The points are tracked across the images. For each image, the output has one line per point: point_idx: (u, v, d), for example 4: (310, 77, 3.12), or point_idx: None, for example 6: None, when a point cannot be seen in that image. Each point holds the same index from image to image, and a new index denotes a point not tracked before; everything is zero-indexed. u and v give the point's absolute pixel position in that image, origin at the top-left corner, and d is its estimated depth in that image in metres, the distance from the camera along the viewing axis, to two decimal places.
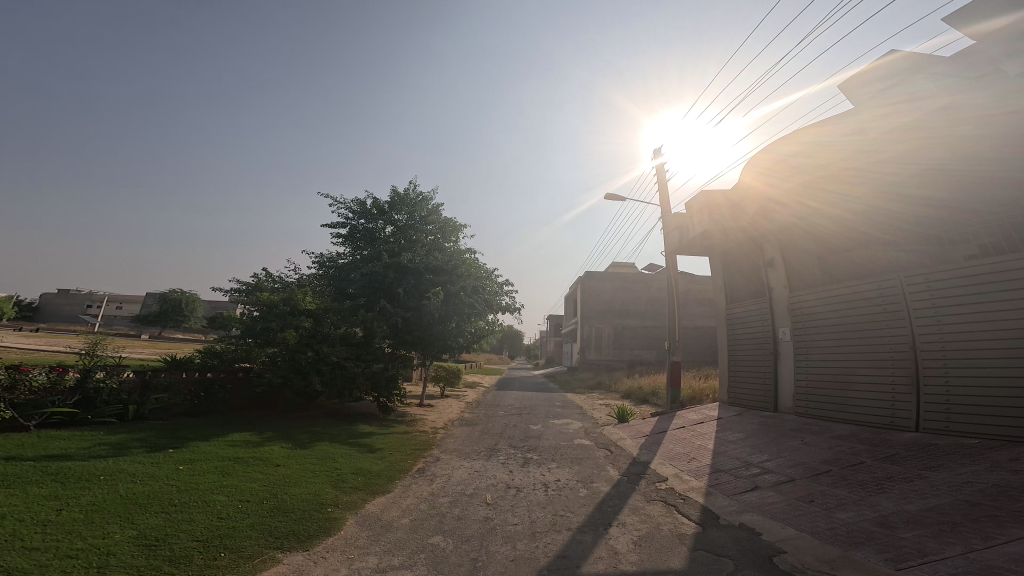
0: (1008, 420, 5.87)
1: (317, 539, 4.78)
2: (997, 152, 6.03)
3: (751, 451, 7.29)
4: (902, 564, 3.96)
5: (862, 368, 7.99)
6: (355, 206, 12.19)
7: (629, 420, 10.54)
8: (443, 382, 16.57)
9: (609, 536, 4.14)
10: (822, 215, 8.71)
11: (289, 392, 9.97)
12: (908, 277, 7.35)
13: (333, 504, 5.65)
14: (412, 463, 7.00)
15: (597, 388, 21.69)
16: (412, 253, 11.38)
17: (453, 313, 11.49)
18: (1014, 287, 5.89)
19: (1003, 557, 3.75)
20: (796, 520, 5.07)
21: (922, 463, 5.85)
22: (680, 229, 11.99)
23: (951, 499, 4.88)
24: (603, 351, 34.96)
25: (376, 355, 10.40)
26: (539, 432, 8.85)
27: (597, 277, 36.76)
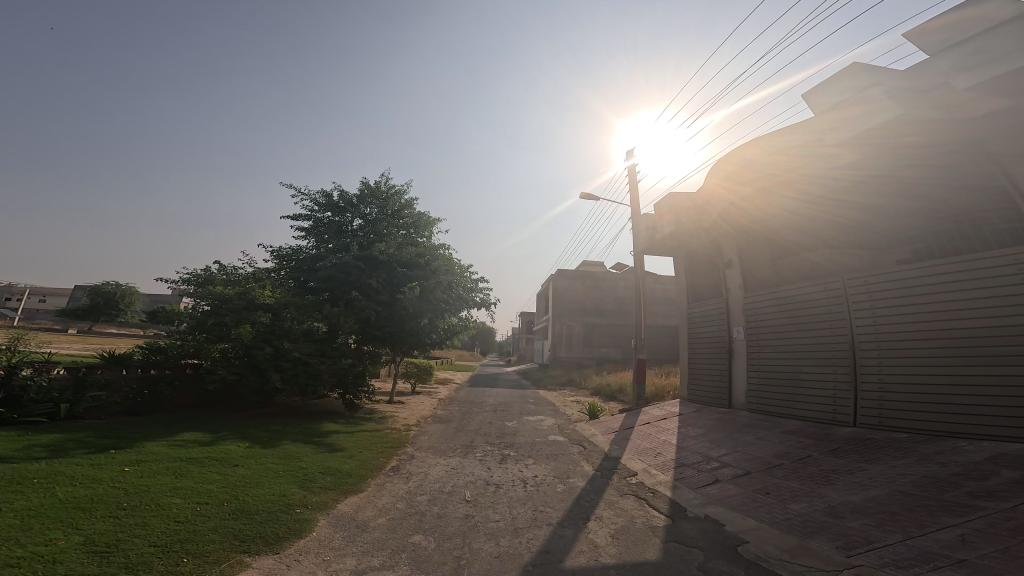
0: (938, 416, 6.29)
1: (287, 541, 4.74)
2: (932, 166, 6.52)
3: (711, 444, 7.60)
4: (851, 551, 4.24)
5: (805, 367, 8.44)
6: (320, 197, 12.00)
7: (600, 417, 10.77)
8: (415, 379, 16.45)
9: (588, 530, 4.27)
10: (773, 219, 9.20)
11: (246, 389, 9.76)
12: (851, 281, 7.76)
13: (303, 504, 5.60)
14: (385, 461, 6.98)
15: (571, 384, 22.09)
16: (385, 244, 11.33)
17: (426, 309, 11.60)
18: (941, 289, 6.41)
19: (938, 544, 4.06)
20: (755, 512, 5.33)
21: (864, 455, 6.23)
22: (648, 229, 12.28)
23: (889, 490, 5.24)
24: (573, 347, 35.61)
25: (342, 350, 10.30)
26: (514, 428, 8.95)
27: (567, 274, 37.16)
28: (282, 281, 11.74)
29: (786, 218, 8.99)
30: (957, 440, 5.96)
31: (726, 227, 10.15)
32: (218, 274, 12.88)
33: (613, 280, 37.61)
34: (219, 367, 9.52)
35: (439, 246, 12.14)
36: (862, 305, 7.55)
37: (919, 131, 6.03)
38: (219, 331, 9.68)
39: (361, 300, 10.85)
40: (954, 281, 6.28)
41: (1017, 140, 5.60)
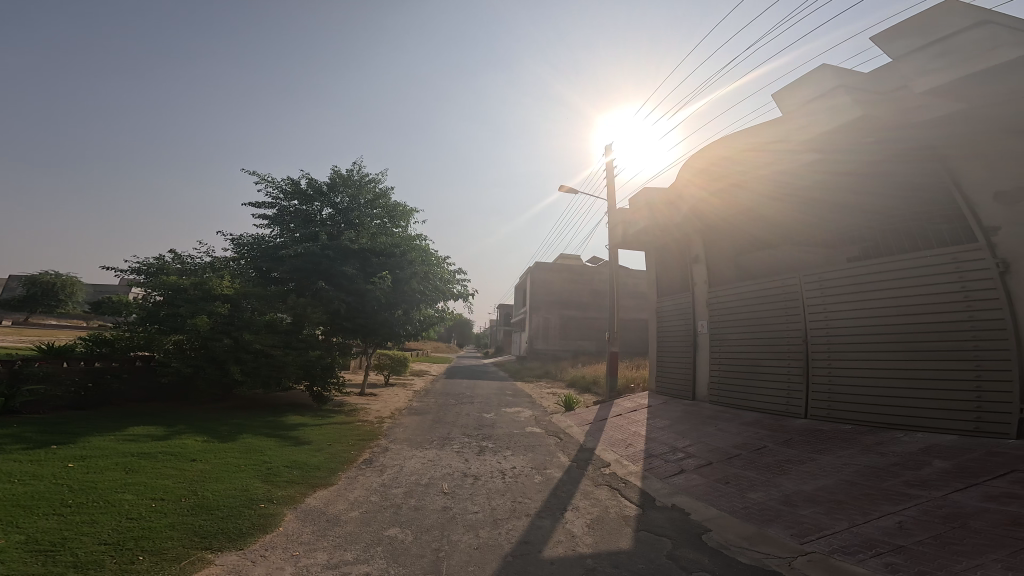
0: (882, 407, 6.64)
1: (251, 537, 4.65)
2: (888, 170, 6.83)
3: (677, 435, 7.81)
4: (805, 538, 4.44)
5: (762, 360, 8.75)
6: (287, 185, 11.72)
7: (577, 409, 10.94)
8: (388, 371, 16.29)
9: (565, 520, 4.34)
10: (736, 216, 9.51)
11: (203, 381, 9.51)
12: (806, 277, 8.09)
13: (268, 499, 5.50)
14: (357, 454, 6.92)
15: (549, 375, 22.34)
16: (356, 234, 11.20)
17: (401, 300, 11.55)
18: (889, 286, 6.78)
19: (879, 531, 4.30)
20: (716, 500, 5.52)
21: (815, 446, 6.52)
22: (621, 225, 12.48)
23: (836, 479, 5.50)
24: (550, 341, 35.91)
25: (309, 343, 10.11)
26: (491, 420, 8.99)
27: (545, 268, 37.18)
28: (244, 271, 11.44)
29: (748, 215, 9.27)
30: (896, 432, 6.31)
31: (693, 224, 10.40)
32: (172, 263, 12.42)
33: (590, 274, 37.96)
34: (173, 360, 9.22)
35: (414, 237, 12.02)
36: (817, 298, 7.88)
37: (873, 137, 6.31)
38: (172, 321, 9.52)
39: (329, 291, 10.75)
40: (900, 279, 6.65)
41: (964, 144, 5.93)
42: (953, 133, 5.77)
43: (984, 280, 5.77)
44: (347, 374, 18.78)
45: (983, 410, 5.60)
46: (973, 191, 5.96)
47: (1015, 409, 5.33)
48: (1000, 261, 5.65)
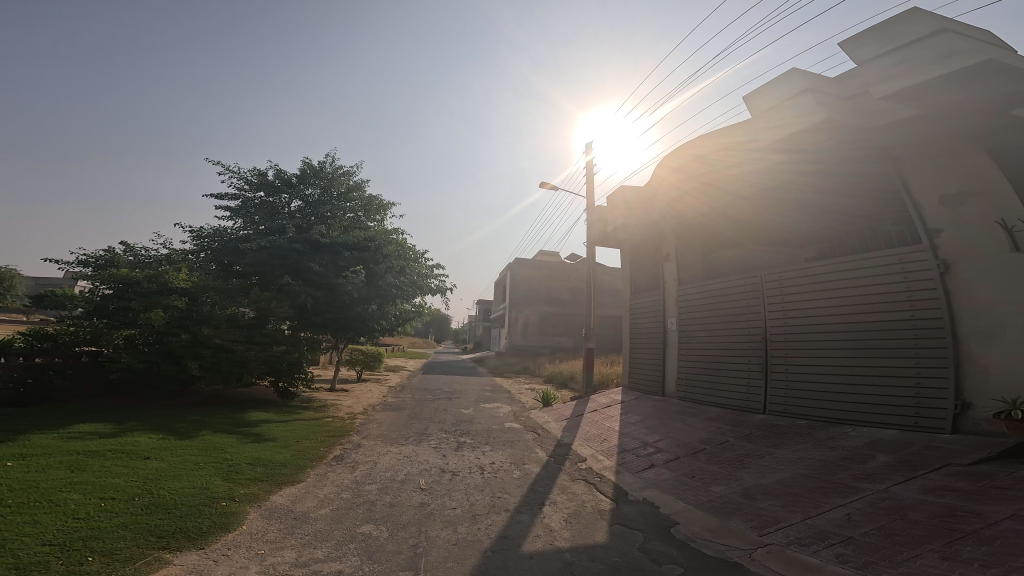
0: (833, 402, 6.92)
1: (211, 536, 4.49)
2: (849, 174, 7.09)
3: (648, 430, 7.95)
4: (763, 530, 4.59)
5: (724, 357, 9.00)
6: (253, 176, 11.43)
7: (555, 405, 11.03)
8: (360, 366, 16.05)
9: (544, 514, 4.38)
10: (706, 215, 9.75)
11: (156, 377, 9.17)
12: (767, 276, 8.35)
13: (229, 497, 5.35)
14: (326, 451, 6.82)
15: (525, 372, 22.44)
16: (326, 227, 11.04)
17: (375, 295, 11.35)
18: (841, 284, 7.06)
19: (830, 523, 4.48)
20: (683, 494, 5.65)
21: (772, 440, 6.73)
22: (599, 223, 12.66)
23: (792, 473, 5.70)
24: (529, 337, 36.02)
25: (274, 338, 9.89)
26: (470, 416, 8.97)
27: (526, 264, 37.05)
28: (204, 265, 11.10)
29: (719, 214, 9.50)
30: (846, 427, 6.57)
31: (662, 224, 10.61)
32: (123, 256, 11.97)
33: (567, 270, 38.12)
34: (124, 355, 8.89)
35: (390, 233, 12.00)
36: (776, 297, 8.13)
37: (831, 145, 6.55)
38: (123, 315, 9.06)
39: (296, 286, 10.53)
40: (851, 279, 6.93)
41: (917, 150, 6.19)
42: (903, 138, 6.03)
43: (927, 279, 6.06)
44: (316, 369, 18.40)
45: (922, 406, 5.89)
46: (920, 193, 6.23)
47: (952, 404, 5.61)
48: (942, 261, 5.93)
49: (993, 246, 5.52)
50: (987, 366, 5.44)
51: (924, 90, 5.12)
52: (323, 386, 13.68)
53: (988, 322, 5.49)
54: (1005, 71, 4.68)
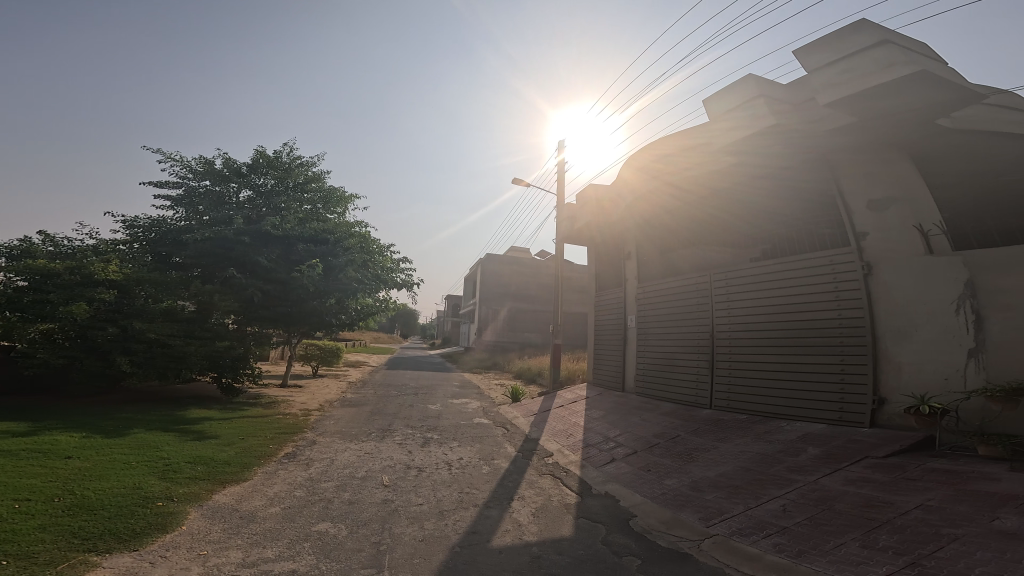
0: (770, 398, 7.22)
1: (147, 537, 4.04)
2: (799, 180, 7.37)
3: (610, 425, 8.08)
4: (711, 521, 4.74)
5: (677, 354, 9.25)
6: (198, 164, 10.90)
7: (522, 400, 11.06)
8: (317, 362, 15.77)
9: (512, 509, 4.41)
10: (667, 215, 10.01)
11: (77, 373, 8.64)
12: (715, 276, 8.60)
13: (165, 497, 5.00)
14: (276, 449, 6.60)
15: (495, 367, 22.32)
16: (279, 219, 10.68)
17: (333, 289, 11.34)
18: (780, 285, 7.35)
19: (768, 514, 4.66)
20: (641, 487, 5.77)
21: (717, 435, 6.95)
22: (567, 219, 12.76)
23: (733, 466, 5.90)
24: (498, 333, 35.91)
25: (216, 332, 9.49)
26: (438, 411, 8.90)
27: (496, 260, 36.91)
28: (138, 256, 10.34)
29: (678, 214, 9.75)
30: (781, 421, 6.87)
31: (624, 223, 10.80)
32: (43, 245, 11.21)
33: (535, 268, 38.06)
34: (40, 350, 8.26)
35: (353, 228, 12.07)
36: (722, 297, 8.39)
37: (775, 152, 6.81)
38: (38, 309, 8.38)
39: (242, 279, 10.16)
40: (788, 280, 7.23)
41: (855, 158, 6.53)
42: (841, 145, 6.36)
43: (853, 282, 6.38)
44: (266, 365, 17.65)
45: (845, 402, 6.22)
46: (851, 199, 6.55)
47: (869, 400, 5.97)
48: (866, 263, 6.26)
49: (910, 250, 5.92)
50: (900, 364, 5.81)
51: (862, 100, 5.41)
52: (274, 381, 13.22)
53: (900, 322, 5.87)
54: (918, 85, 5.00)
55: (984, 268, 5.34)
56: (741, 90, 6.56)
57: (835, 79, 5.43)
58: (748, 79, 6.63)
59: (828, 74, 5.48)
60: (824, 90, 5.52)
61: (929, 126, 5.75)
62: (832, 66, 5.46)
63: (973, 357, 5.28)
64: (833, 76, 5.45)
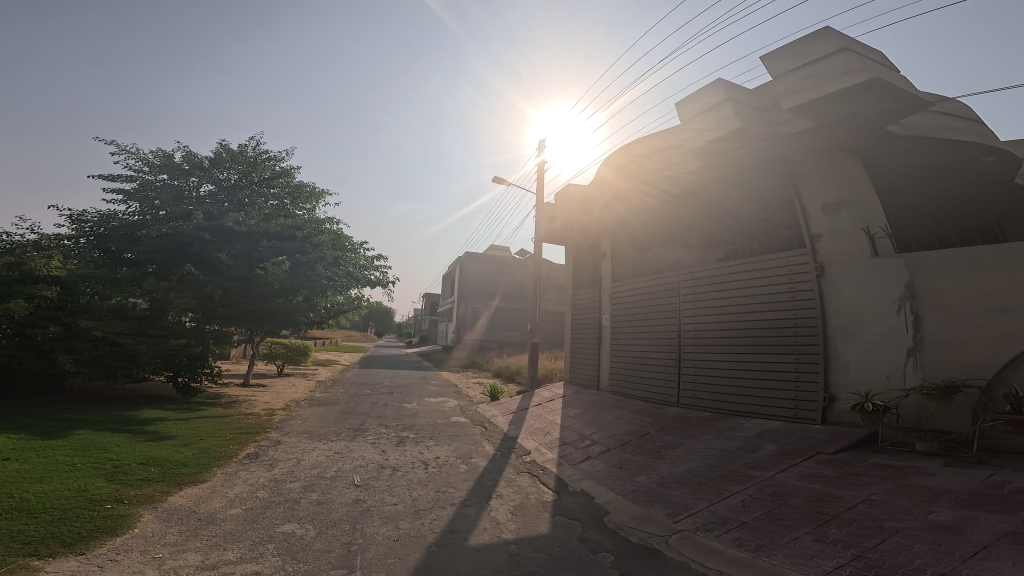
0: (730, 395, 7.34)
1: (95, 541, 3.80)
2: (765, 183, 7.49)
3: (586, 423, 8.09)
4: (677, 516, 4.75)
5: (647, 352, 9.32)
6: (155, 158, 10.48)
7: (501, 399, 11.00)
8: (282, 360, 15.43)
9: (490, 507, 4.35)
10: (640, 216, 10.09)
11: (15, 372, 8.19)
12: (682, 276, 8.70)
13: (116, 499, 4.73)
14: (237, 449, 6.36)
15: (472, 365, 22.19)
16: (243, 215, 10.30)
17: (301, 286, 11.15)
18: (740, 285, 7.48)
19: (729, 509, 4.69)
20: (615, 483, 5.77)
21: (684, 432, 7.00)
22: (546, 218, 12.74)
23: (699, 461, 5.95)
24: (477, 331, 35.63)
25: (171, 330, 9.05)
26: (414, 410, 8.77)
27: (475, 258, 36.70)
28: (84, 251, 9.93)
29: (651, 215, 9.84)
30: (740, 418, 6.97)
31: (599, 223, 10.82)
32: None
33: (513, 267, 37.97)
34: None
35: (323, 225, 12.21)
36: (688, 296, 8.49)
37: (736, 157, 6.94)
38: None
39: (201, 276, 9.66)
40: (748, 280, 7.36)
41: (813, 162, 6.67)
42: (800, 148, 6.51)
43: (807, 282, 6.53)
44: (228, 365, 17.09)
45: (799, 399, 6.36)
46: (808, 202, 6.70)
47: (820, 397, 6.12)
48: (819, 265, 6.43)
49: (858, 250, 6.10)
50: (847, 362, 5.98)
51: (818, 107, 5.51)
52: (236, 380, 12.84)
53: (848, 321, 6.02)
54: (861, 92, 5.14)
55: (923, 269, 5.43)
56: (713, 93, 6.71)
57: (798, 85, 5.61)
58: (717, 83, 6.77)
59: (793, 81, 5.66)
60: (788, 96, 5.67)
61: (881, 132, 5.91)
62: (797, 72, 5.67)
63: (911, 356, 5.39)
64: (797, 83, 5.61)
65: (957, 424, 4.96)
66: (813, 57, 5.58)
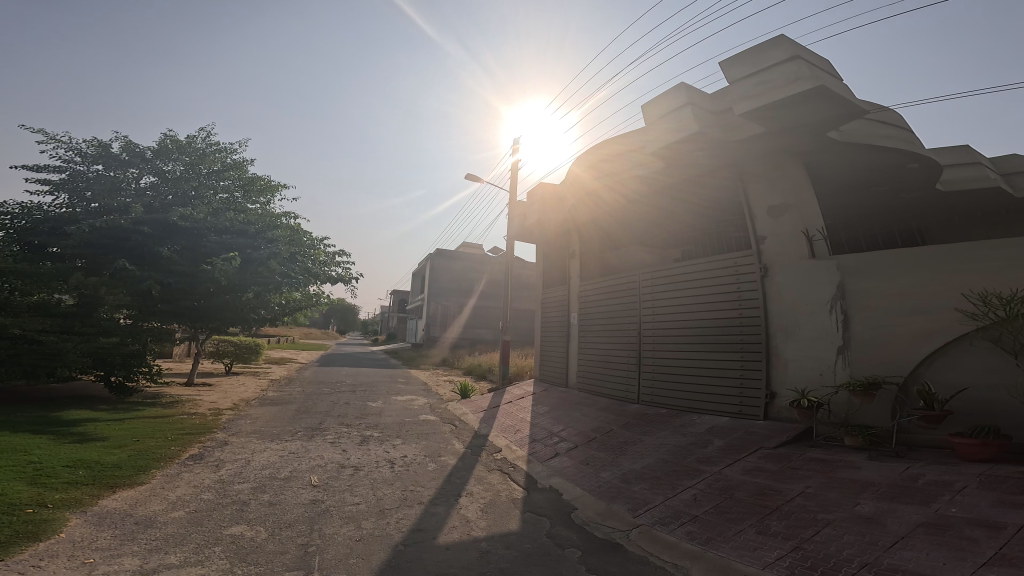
0: (684, 394, 7.34)
1: (17, 545, 3.42)
2: (720, 185, 7.51)
3: (555, 420, 7.97)
4: (639, 511, 4.66)
5: (611, 351, 9.29)
6: (89, 147, 9.75)
7: (471, 397, 10.75)
8: (230, 359, 14.70)
9: (459, 506, 4.15)
10: (607, 216, 10.03)
11: None
12: (642, 276, 8.66)
13: (39, 503, 4.29)
14: (178, 450, 5.93)
15: (444, 364, 21.77)
16: (189, 209, 9.73)
17: (251, 282, 10.70)
18: (694, 284, 7.49)
19: (683, 503, 4.63)
20: (583, 479, 5.65)
21: (644, 428, 6.95)
22: (518, 216, 12.61)
23: (657, 457, 5.89)
24: (447, 329, 35.11)
25: (103, 327, 8.42)
26: (378, 408, 8.47)
27: (446, 255, 36.18)
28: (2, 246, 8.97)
29: (616, 215, 9.80)
30: (693, 415, 6.97)
31: (566, 223, 10.70)
32: None
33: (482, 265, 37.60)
34: None
35: (280, 220, 11.95)
36: (648, 296, 8.47)
37: (686, 160, 6.91)
38: None
39: (136, 271, 9.03)
40: (702, 280, 7.37)
41: (759, 165, 6.69)
42: (749, 151, 6.52)
43: (752, 283, 6.57)
44: (171, 364, 16.15)
45: (744, 397, 6.40)
46: (755, 203, 6.75)
47: (762, 393, 6.17)
48: (762, 265, 6.48)
49: (797, 253, 6.15)
50: (786, 360, 6.04)
51: (767, 111, 5.43)
52: (180, 380, 12.16)
53: (787, 320, 6.09)
54: (799, 99, 5.14)
55: (852, 270, 5.48)
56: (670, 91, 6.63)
57: (750, 91, 5.40)
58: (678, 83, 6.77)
59: (745, 86, 5.43)
60: (740, 101, 5.50)
61: (821, 138, 5.96)
62: (748, 78, 5.41)
63: (842, 354, 5.47)
64: (749, 88, 5.41)
65: (879, 419, 5.07)
66: (764, 64, 5.28)
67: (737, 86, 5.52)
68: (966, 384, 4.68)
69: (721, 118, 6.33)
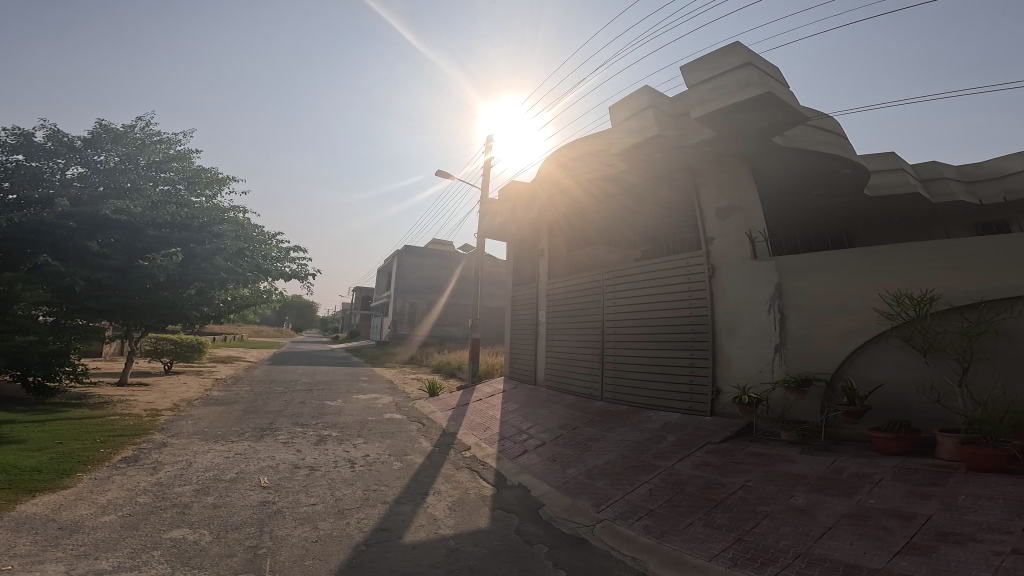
0: (642, 392, 7.33)
1: None
2: (675, 187, 7.51)
3: (525, 418, 7.82)
4: (602, 506, 4.57)
5: (576, 349, 9.23)
6: (10, 137, 9.07)
7: (442, 395, 10.50)
8: (170, 357, 14.06)
9: (427, 504, 3.97)
10: (576, 215, 9.96)
11: None
12: (606, 275, 8.61)
13: None
14: (109, 453, 5.51)
15: (412, 363, 21.29)
16: (126, 202, 9.14)
17: (192, 279, 10.27)
18: (651, 285, 7.48)
19: (639, 497, 4.56)
20: (550, 476, 5.54)
21: (607, 424, 6.89)
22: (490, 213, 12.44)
23: (616, 453, 5.82)
24: (413, 326, 34.49)
25: (24, 325, 7.75)
26: (337, 407, 8.16)
27: (414, 252, 35.47)
28: None
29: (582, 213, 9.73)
30: (649, 411, 6.96)
31: (538, 222, 10.58)
32: None
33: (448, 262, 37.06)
34: None
35: (226, 212, 11.37)
36: (610, 295, 8.43)
37: (637, 161, 6.90)
38: None
39: (58, 265, 8.29)
40: (658, 281, 7.36)
41: (711, 167, 6.72)
42: (701, 154, 6.53)
43: (701, 283, 6.59)
44: (100, 364, 15.11)
45: (692, 394, 6.43)
46: (706, 205, 6.78)
47: (709, 389, 6.20)
48: (711, 265, 6.52)
49: (741, 254, 6.20)
50: (729, 357, 6.08)
51: (719, 117, 5.43)
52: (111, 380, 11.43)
53: (731, 318, 6.13)
54: (744, 106, 5.15)
55: (789, 270, 5.53)
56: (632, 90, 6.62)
57: (706, 96, 5.38)
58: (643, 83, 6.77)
59: (702, 91, 5.43)
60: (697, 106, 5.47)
61: (766, 144, 6.00)
62: (705, 84, 5.41)
63: (778, 352, 5.54)
64: (705, 93, 5.42)
65: (811, 415, 5.12)
66: (720, 71, 5.27)
67: (695, 90, 5.52)
68: (883, 379, 4.76)
69: (677, 121, 6.31)
